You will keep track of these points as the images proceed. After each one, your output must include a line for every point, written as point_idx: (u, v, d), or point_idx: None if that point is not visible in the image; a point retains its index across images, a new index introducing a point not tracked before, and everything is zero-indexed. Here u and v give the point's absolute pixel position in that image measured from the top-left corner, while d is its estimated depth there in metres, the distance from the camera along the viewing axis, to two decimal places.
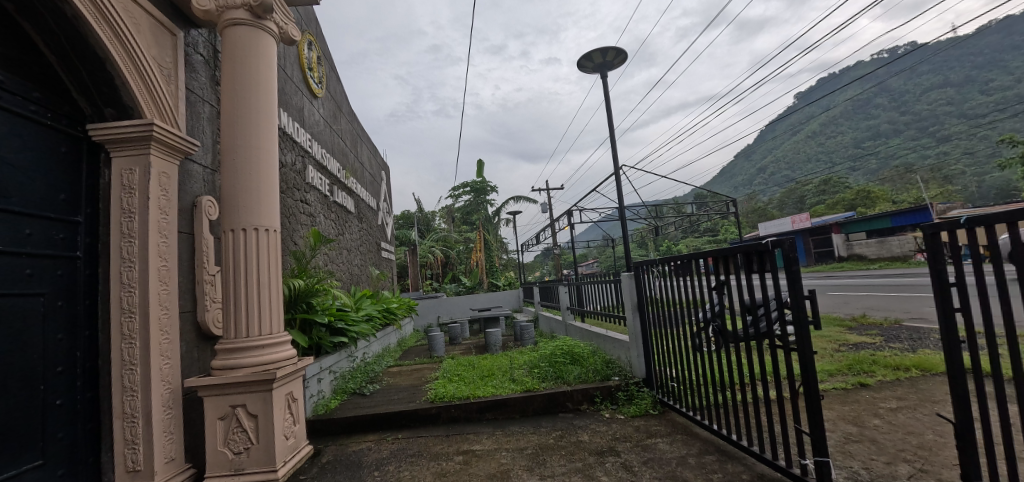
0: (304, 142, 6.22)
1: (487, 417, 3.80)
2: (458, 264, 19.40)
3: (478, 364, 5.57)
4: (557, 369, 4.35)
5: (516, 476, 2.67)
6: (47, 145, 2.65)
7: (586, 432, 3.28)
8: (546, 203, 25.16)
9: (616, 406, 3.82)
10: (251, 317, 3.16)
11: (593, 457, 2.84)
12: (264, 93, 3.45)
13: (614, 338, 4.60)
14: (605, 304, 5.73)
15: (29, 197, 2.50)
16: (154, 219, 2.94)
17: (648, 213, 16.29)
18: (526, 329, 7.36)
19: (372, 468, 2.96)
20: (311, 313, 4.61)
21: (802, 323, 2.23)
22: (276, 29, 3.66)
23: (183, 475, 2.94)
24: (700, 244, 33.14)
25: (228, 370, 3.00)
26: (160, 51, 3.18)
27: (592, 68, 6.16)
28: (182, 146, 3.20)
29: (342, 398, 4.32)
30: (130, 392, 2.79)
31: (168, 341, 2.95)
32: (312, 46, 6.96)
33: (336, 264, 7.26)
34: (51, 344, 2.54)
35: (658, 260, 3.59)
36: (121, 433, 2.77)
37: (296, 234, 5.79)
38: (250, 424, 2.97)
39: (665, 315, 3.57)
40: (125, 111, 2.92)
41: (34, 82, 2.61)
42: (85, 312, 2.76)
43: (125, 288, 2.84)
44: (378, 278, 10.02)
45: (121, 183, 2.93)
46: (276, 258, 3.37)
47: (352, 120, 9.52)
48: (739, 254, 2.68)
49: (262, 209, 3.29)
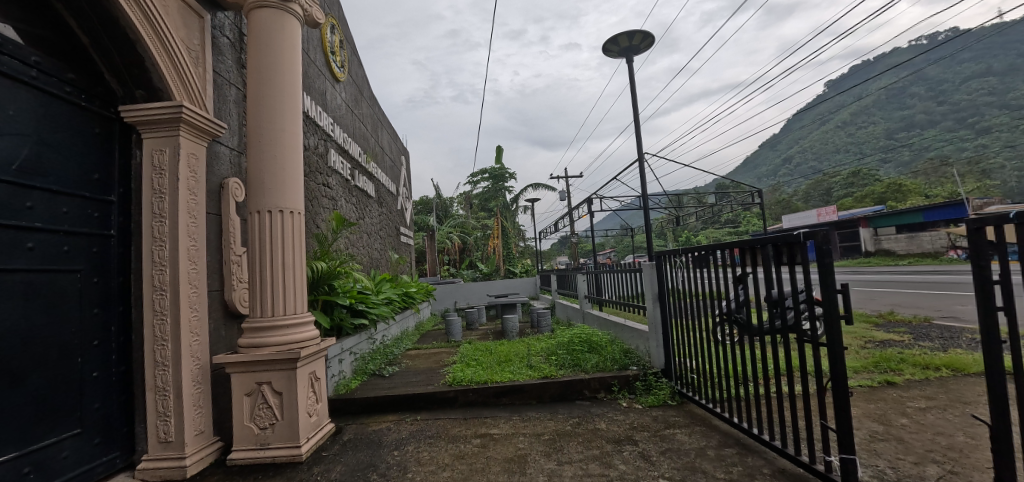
0: (327, 125, 6.28)
1: (504, 401, 3.82)
2: (474, 251, 19.65)
3: (495, 349, 5.62)
4: (575, 357, 4.35)
5: (533, 462, 2.69)
6: (81, 126, 2.74)
7: (603, 420, 3.28)
8: (564, 192, 25.07)
9: (633, 395, 3.81)
10: (276, 297, 3.21)
11: (610, 446, 2.84)
12: (289, 75, 3.46)
13: (633, 327, 4.57)
14: (623, 293, 5.69)
15: (64, 177, 2.59)
16: (183, 200, 3.00)
17: (669, 203, 16.02)
18: (542, 315, 7.39)
19: (391, 447, 3.02)
20: (332, 295, 4.69)
21: (831, 317, 2.14)
22: (301, 12, 3.67)
23: (210, 448, 3.05)
24: (720, 235, 32.61)
25: (256, 348, 3.09)
26: (188, 33, 3.22)
27: (617, 52, 6.03)
28: (210, 129, 3.25)
29: (362, 378, 4.41)
30: (161, 366, 2.88)
31: (197, 319, 3.03)
32: (334, 30, 6.95)
33: (357, 247, 7.36)
34: (86, 318, 2.65)
35: (682, 250, 3.53)
36: (154, 406, 2.87)
37: (319, 217, 5.87)
38: (275, 401, 3.05)
39: (686, 307, 3.52)
40: (154, 93, 2.97)
41: (67, 63, 2.70)
42: (118, 288, 2.86)
43: (156, 266, 2.92)
44: (396, 263, 10.15)
45: (152, 164, 3.00)
46: (300, 239, 3.42)
47: (373, 104, 9.57)
48: (768, 245, 2.57)
49: (287, 192, 3.33)
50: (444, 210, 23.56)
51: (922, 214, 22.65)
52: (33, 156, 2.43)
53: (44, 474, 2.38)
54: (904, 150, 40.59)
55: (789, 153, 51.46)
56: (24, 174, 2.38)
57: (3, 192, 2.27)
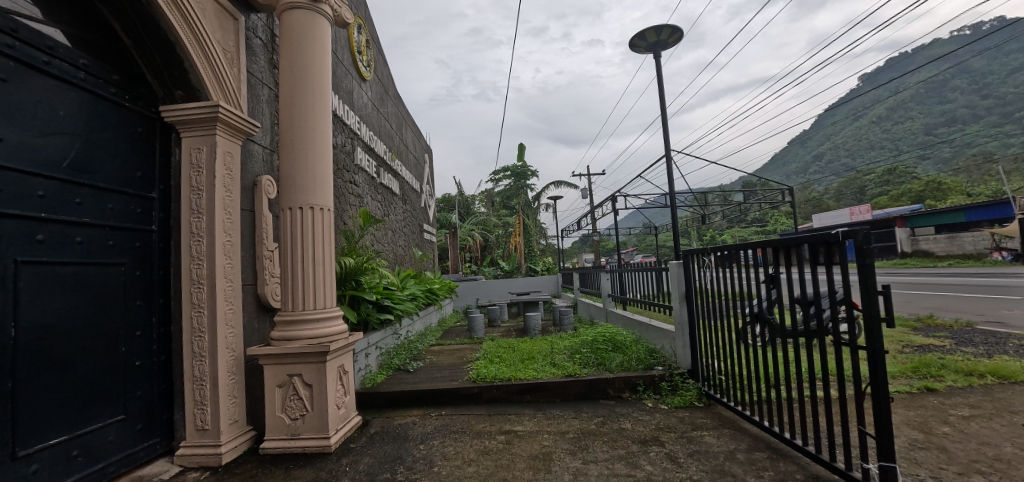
0: (353, 124, 6.39)
1: (527, 399, 3.83)
2: (496, 248, 19.72)
3: (518, 347, 5.62)
4: (599, 355, 4.32)
5: (557, 459, 2.69)
6: (125, 125, 2.86)
7: (628, 420, 3.25)
8: (586, 190, 24.88)
9: (658, 396, 3.75)
10: (306, 291, 3.30)
11: (636, 446, 2.81)
12: (318, 75, 3.54)
13: (658, 327, 4.50)
14: (648, 292, 5.61)
15: (110, 175, 2.71)
16: (220, 197, 3.10)
17: (694, 201, 15.72)
18: (565, 313, 7.36)
19: (417, 441, 3.07)
20: (359, 291, 4.78)
21: (870, 320, 2.07)
22: (331, 12, 3.74)
23: (244, 436, 3.15)
24: (747, 234, 31.84)
25: (287, 341, 3.17)
26: (224, 35, 3.32)
27: (644, 48, 5.94)
28: (244, 128, 3.34)
29: (387, 373, 4.49)
30: (199, 357, 2.99)
31: (232, 311, 3.14)
32: (361, 30, 7.05)
33: (382, 244, 7.48)
34: (130, 310, 2.77)
35: (710, 249, 3.46)
36: (192, 395, 2.98)
37: (346, 214, 5.98)
38: (305, 393, 3.13)
39: (714, 307, 3.45)
40: (192, 93, 3.08)
41: (113, 65, 2.83)
42: (159, 281, 2.98)
43: (194, 261, 3.03)
44: (419, 259, 10.26)
45: (190, 161, 3.11)
46: (329, 235, 3.49)
47: (398, 103, 9.69)
48: (803, 245, 2.50)
49: (317, 189, 3.41)
50: (466, 208, 23.72)
51: (963, 212, 21.63)
52: (81, 154, 2.55)
53: (92, 456, 2.51)
54: (946, 147, 38.76)
55: (821, 150, 49.77)
56: (74, 172, 2.51)
57: (54, 189, 2.40)
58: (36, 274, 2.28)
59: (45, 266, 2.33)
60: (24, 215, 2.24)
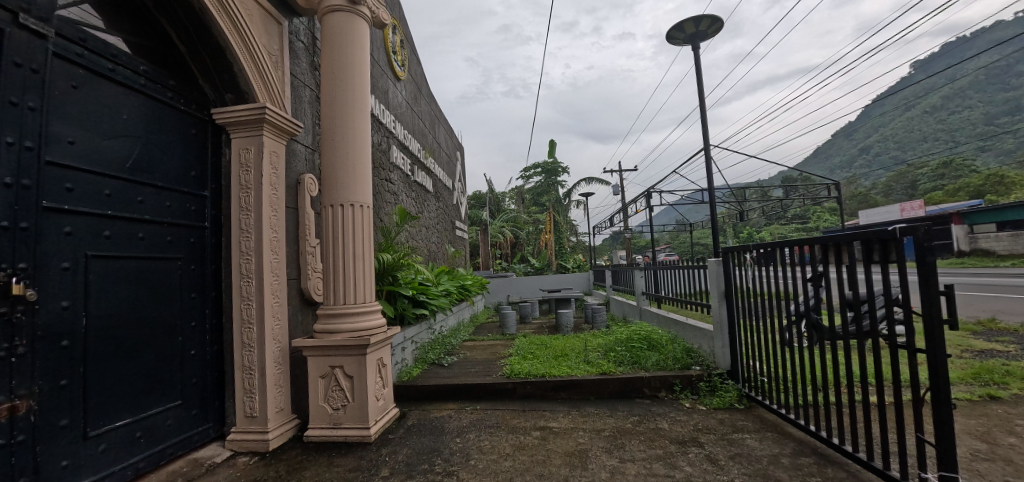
0: (389, 123, 6.52)
1: (562, 395, 3.82)
2: (526, 246, 19.74)
3: (550, 344, 5.62)
4: (634, 354, 4.26)
5: (593, 457, 2.67)
6: (181, 128, 3.03)
7: (665, 420, 3.19)
8: (618, 186, 24.52)
9: (696, 396, 3.68)
10: (347, 286, 3.40)
11: (674, 446, 2.76)
12: (358, 76, 3.63)
13: (696, 326, 4.40)
14: (683, 291, 5.49)
15: (168, 174, 2.88)
16: (266, 195, 3.23)
17: (732, 197, 15.22)
18: (597, 311, 7.29)
19: (453, 434, 3.12)
20: (396, 286, 4.89)
21: (930, 321, 1.96)
22: (369, 13, 3.82)
23: (289, 424, 3.29)
24: (788, 232, 30.60)
25: (330, 333, 3.29)
26: (269, 39, 3.46)
27: (682, 39, 5.79)
28: (289, 128, 3.47)
29: (423, 367, 4.58)
30: (248, 347, 3.13)
31: (278, 304, 3.27)
32: (396, 30, 7.18)
33: (417, 240, 7.61)
34: (186, 302, 2.94)
35: (750, 247, 3.34)
36: (242, 383, 3.14)
37: (383, 211, 6.13)
38: (347, 384, 3.23)
39: (756, 306, 3.34)
40: (241, 95, 3.22)
41: (169, 71, 3.01)
42: (211, 275, 3.15)
43: (243, 255, 3.17)
44: (452, 256, 10.38)
45: (239, 161, 3.26)
46: (368, 231, 3.59)
47: (431, 101, 9.82)
48: (854, 242, 2.38)
49: (356, 186, 3.51)
50: (496, 205, 23.80)
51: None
52: (142, 155, 2.72)
53: (153, 438, 2.68)
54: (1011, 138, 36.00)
55: (869, 143, 47.20)
56: (136, 172, 2.67)
57: (119, 188, 2.57)
58: (103, 267, 2.45)
59: (111, 260, 2.50)
60: (93, 212, 2.41)
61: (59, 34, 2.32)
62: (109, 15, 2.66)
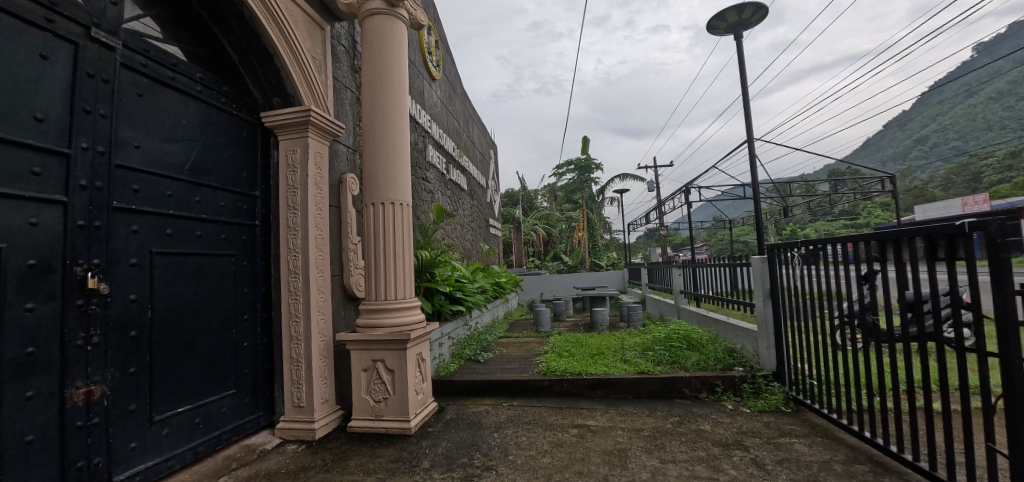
0: (425, 122, 6.64)
1: (599, 394, 3.80)
2: (559, 243, 19.66)
3: (586, 342, 5.58)
4: (673, 353, 4.18)
5: (633, 457, 2.64)
6: (233, 131, 3.19)
7: (708, 422, 3.11)
8: (654, 182, 24.02)
9: (739, 398, 3.57)
10: (388, 282, 3.49)
11: (717, 449, 2.69)
12: (397, 77, 3.71)
13: (738, 326, 4.26)
14: (724, 289, 5.33)
15: (222, 175, 3.04)
16: (312, 194, 3.36)
17: (775, 192, 14.62)
18: (633, 309, 7.18)
19: (491, 429, 3.15)
20: (433, 283, 4.98)
21: (1004, 323, 1.83)
22: (407, 15, 3.90)
23: (333, 415, 3.41)
24: (836, 228, 29.13)
25: (372, 328, 3.39)
26: (313, 44, 3.58)
27: (724, 29, 5.60)
28: (333, 129, 3.59)
29: (460, 362, 4.65)
30: (295, 341, 3.27)
31: (323, 300, 3.39)
32: (431, 31, 7.29)
33: (453, 238, 7.72)
34: (238, 296, 3.09)
35: (797, 244, 3.21)
36: (290, 374, 3.28)
37: (420, 209, 6.25)
38: (388, 378, 3.32)
39: (803, 306, 3.20)
40: (287, 99, 3.36)
41: (223, 78, 3.17)
42: (261, 271, 3.30)
43: (291, 252, 3.31)
44: (486, 253, 10.46)
45: (287, 162, 3.40)
46: (408, 228, 3.67)
47: (465, 100, 9.92)
48: (915, 239, 2.25)
49: (396, 185, 3.59)
50: (529, 202, 23.80)
51: None
52: (199, 158, 2.88)
53: (211, 424, 2.84)
54: None
55: (928, 134, 44.19)
56: (194, 174, 2.84)
57: (179, 189, 2.73)
58: (167, 263, 2.62)
59: (172, 256, 2.66)
60: (156, 212, 2.57)
61: (125, 46, 2.49)
62: (168, 26, 2.83)
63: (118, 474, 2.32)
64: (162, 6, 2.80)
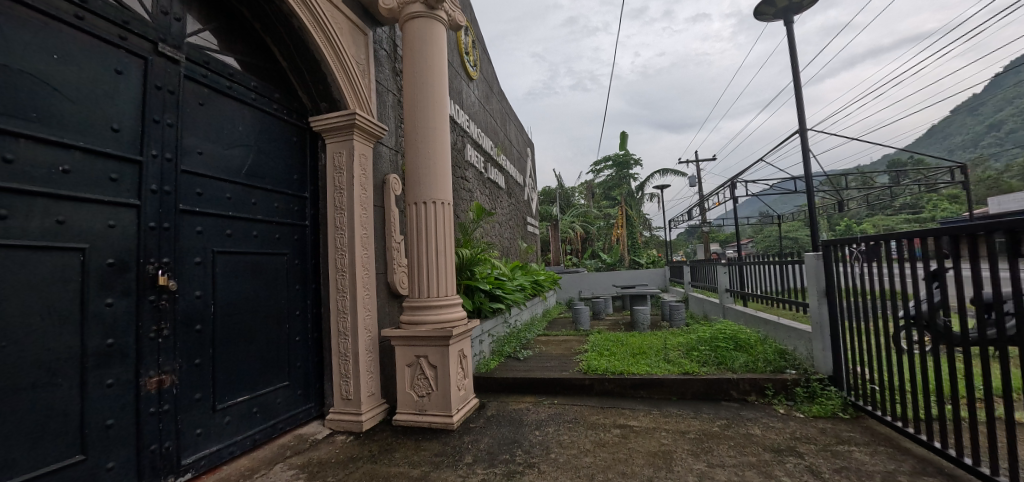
0: (463, 122, 6.72)
1: (641, 394, 3.73)
2: (597, 241, 19.43)
3: (627, 340, 5.49)
4: (719, 354, 4.04)
5: (678, 460, 2.57)
6: (284, 136, 3.34)
7: (757, 426, 2.99)
8: (696, 177, 23.28)
9: (792, 402, 3.41)
10: (430, 280, 3.57)
11: (769, 454, 2.58)
12: (437, 79, 3.77)
13: (790, 326, 4.06)
14: (773, 288, 5.10)
15: (275, 178, 3.20)
16: (357, 195, 3.48)
17: (828, 185, 13.84)
18: (676, 308, 7.00)
19: (533, 427, 3.16)
20: (473, 280, 5.05)
21: None
22: (446, 17, 3.95)
23: (379, 408, 3.52)
24: (897, 223, 27.25)
25: (415, 324, 3.47)
26: (357, 49, 3.70)
27: (772, 15, 5.34)
28: (376, 131, 3.70)
29: (500, 359, 4.69)
30: (343, 336, 3.40)
31: (368, 297, 3.51)
32: (468, 31, 7.37)
33: (492, 236, 7.78)
34: (290, 293, 3.25)
35: (856, 241, 3.02)
36: (338, 368, 3.41)
37: (460, 207, 6.33)
38: (431, 373, 3.40)
39: (863, 307, 3.02)
40: (333, 103, 3.48)
41: (274, 85, 3.33)
42: (311, 269, 3.45)
43: (338, 251, 3.44)
44: (524, 251, 10.48)
45: (334, 164, 3.53)
46: (449, 227, 3.73)
47: (502, 98, 9.96)
48: (992, 235, 2.07)
49: (437, 185, 3.66)
50: (566, 199, 23.63)
51: None
52: (254, 162, 3.04)
53: (267, 414, 3.00)
54: None
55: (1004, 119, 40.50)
56: (250, 177, 3.00)
57: (236, 191, 2.90)
58: (227, 262, 2.79)
59: (232, 255, 2.82)
60: (217, 214, 2.74)
61: (189, 59, 2.67)
62: (225, 38, 3.00)
63: (187, 457, 2.49)
64: (219, 20, 2.97)
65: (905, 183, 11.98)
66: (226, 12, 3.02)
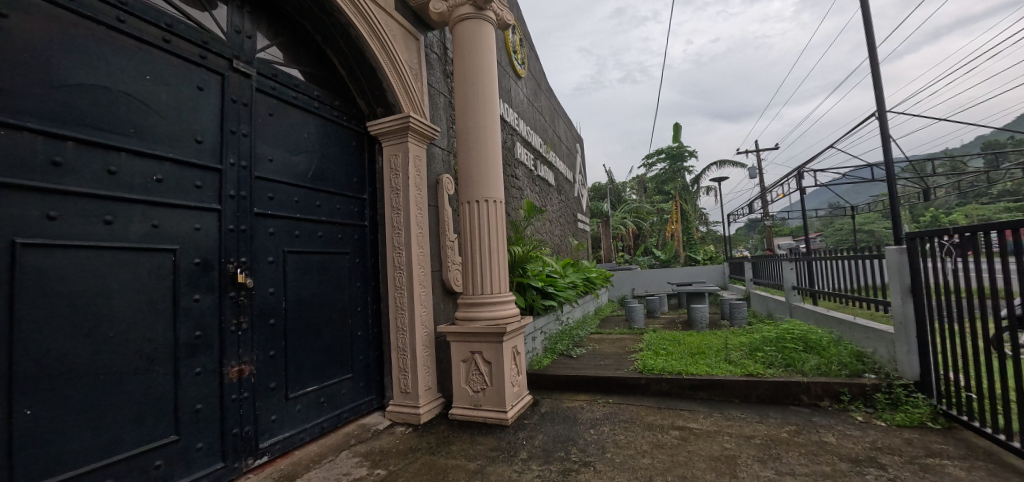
0: (512, 121, 6.76)
1: (701, 395, 3.59)
2: (650, 237, 18.87)
3: (684, 340, 5.30)
4: (787, 356, 3.81)
5: (743, 465, 2.46)
6: (344, 141, 3.51)
7: (832, 433, 2.79)
8: (757, 169, 22.04)
9: (871, 409, 3.15)
10: (483, 277, 3.62)
11: (846, 465, 2.40)
12: (487, 79, 3.81)
13: (868, 327, 3.75)
14: (847, 285, 4.73)
15: (337, 181, 3.36)
16: (413, 195, 3.59)
17: (910, 173, 12.64)
18: (737, 306, 6.67)
19: (587, 425, 3.13)
20: (525, 278, 5.07)
21: None
22: (494, 17, 3.98)
23: (436, 402, 3.63)
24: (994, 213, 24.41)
25: (470, 321, 3.54)
26: (409, 54, 3.81)
27: None
28: (430, 133, 3.80)
29: (552, 357, 4.68)
30: (401, 331, 3.53)
31: (424, 294, 3.61)
32: (516, 30, 7.39)
33: (542, 234, 7.77)
34: (352, 290, 3.41)
35: (948, 234, 2.74)
36: (397, 363, 3.54)
37: (510, 205, 6.38)
38: (485, 369, 3.45)
39: (957, 307, 2.73)
40: (389, 108, 3.61)
41: (334, 93, 3.51)
42: (371, 268, 3.61)
43: (395, 250, 3.57)
44: (575, 248, 10.38)
45: (390, 166, 3.66)
46: (501, 225, 3.76)
47: (550, 95, 9.91)
48: None
49: (489, 183, 3.70)
50: (617, 195, 23.16)
51: None
52: (319, 167, 3.23)
53: (333, 404, 3.17)
54: None
55: None
56: (314, 181, 3.18)
57: (303, 195, 3.08)
58: (295, 261, 2.97)
59: (300, 254, 3.00)
60: (286, 216, 2.92)
61: (259, 73, 2.87)
62: (290, 52, 3.19)
63: (263, 441, 2.69)
64: (285, 35, 3.17)
65: (1005, 167, 10.66)
66: (291, 27, 3.22)
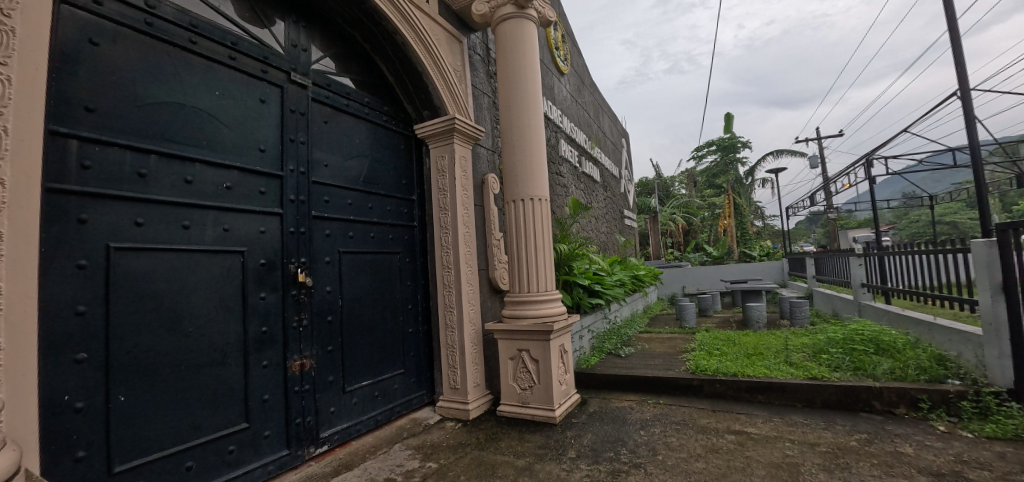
0: (556, 118, 6.71)
1: (759, 399, 3.42)
2: (701, 233, 18.17)
3: (740, 340, 5.07)
4: (856, 359, 3.55)
5: (807, 474, 2.33)
6: (394, 144, 3.63)
7: (909, 444, 2.58)
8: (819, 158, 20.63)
9: (956, 419, 2.88)
10: (530, 276, 3.63)
11: (926, 478, 2.22)
12: (531, 77, 3.81)
13: (950, 328, 3.43)
14: (925, 283, 4.35)
15: (387, 184, 3.48)
16: (459, 195, 3.65)
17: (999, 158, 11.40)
18: (798, 305, 6.30)
19: (637, 426, 3.07)
20: (571, 276, 5.03)
21: None
22: (536, 15, 3.96)
23: (484, 398, 3.68)
24: None
25: (517, 319, 3.56)
26: (454, 57, 3.88)
27: None
28: (475, 134, 3.85)
29: (600, 355, 4.62)
30: (450, 329, 3.61)
31: (472, 292, 3.68)
32: (558, 26, 7.33)
33: (588, 231, 7.67)
34: (403, 289, 3.52)
35: None
36: (446, 359, 3.63)
37: (555, 203, 6.34)
38: (533, 367, 3.46)
39: None
40: (435, 110, 3.70)
41: (383, 99, 3.63)
42: (420, 267, 3.71)
43: (443, 249, 3.65)
44: (622, 246, 10.17)
45: (437, 167, 3.75)
46: (546, 223, 3.76)
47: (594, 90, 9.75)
48: None
49: (534, 182, 3.71)
50: (666, 190, 22.44)
51: None
52: (370, 170, 3.35)
53: (386, 398, 3.30)
54: None
55: None
56: (366, 184, 3.31)
57: (357, 198, 3.22)
58: (350, 261, 3.11)
59: (354, 254, 3.14)
60: (341, 218, 3.06)
61: (314, 83, 3.02)
62: (342, 61, 3.34)
63: (323, 431, 2.84)
64: (337, 45, 3.32)
65: None
66: (342, 38, 3.36)
